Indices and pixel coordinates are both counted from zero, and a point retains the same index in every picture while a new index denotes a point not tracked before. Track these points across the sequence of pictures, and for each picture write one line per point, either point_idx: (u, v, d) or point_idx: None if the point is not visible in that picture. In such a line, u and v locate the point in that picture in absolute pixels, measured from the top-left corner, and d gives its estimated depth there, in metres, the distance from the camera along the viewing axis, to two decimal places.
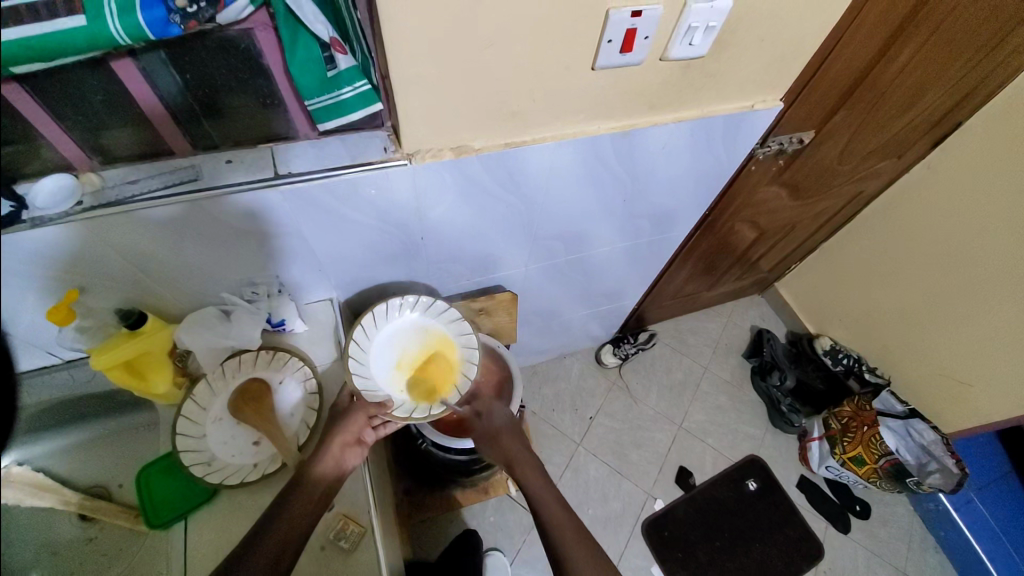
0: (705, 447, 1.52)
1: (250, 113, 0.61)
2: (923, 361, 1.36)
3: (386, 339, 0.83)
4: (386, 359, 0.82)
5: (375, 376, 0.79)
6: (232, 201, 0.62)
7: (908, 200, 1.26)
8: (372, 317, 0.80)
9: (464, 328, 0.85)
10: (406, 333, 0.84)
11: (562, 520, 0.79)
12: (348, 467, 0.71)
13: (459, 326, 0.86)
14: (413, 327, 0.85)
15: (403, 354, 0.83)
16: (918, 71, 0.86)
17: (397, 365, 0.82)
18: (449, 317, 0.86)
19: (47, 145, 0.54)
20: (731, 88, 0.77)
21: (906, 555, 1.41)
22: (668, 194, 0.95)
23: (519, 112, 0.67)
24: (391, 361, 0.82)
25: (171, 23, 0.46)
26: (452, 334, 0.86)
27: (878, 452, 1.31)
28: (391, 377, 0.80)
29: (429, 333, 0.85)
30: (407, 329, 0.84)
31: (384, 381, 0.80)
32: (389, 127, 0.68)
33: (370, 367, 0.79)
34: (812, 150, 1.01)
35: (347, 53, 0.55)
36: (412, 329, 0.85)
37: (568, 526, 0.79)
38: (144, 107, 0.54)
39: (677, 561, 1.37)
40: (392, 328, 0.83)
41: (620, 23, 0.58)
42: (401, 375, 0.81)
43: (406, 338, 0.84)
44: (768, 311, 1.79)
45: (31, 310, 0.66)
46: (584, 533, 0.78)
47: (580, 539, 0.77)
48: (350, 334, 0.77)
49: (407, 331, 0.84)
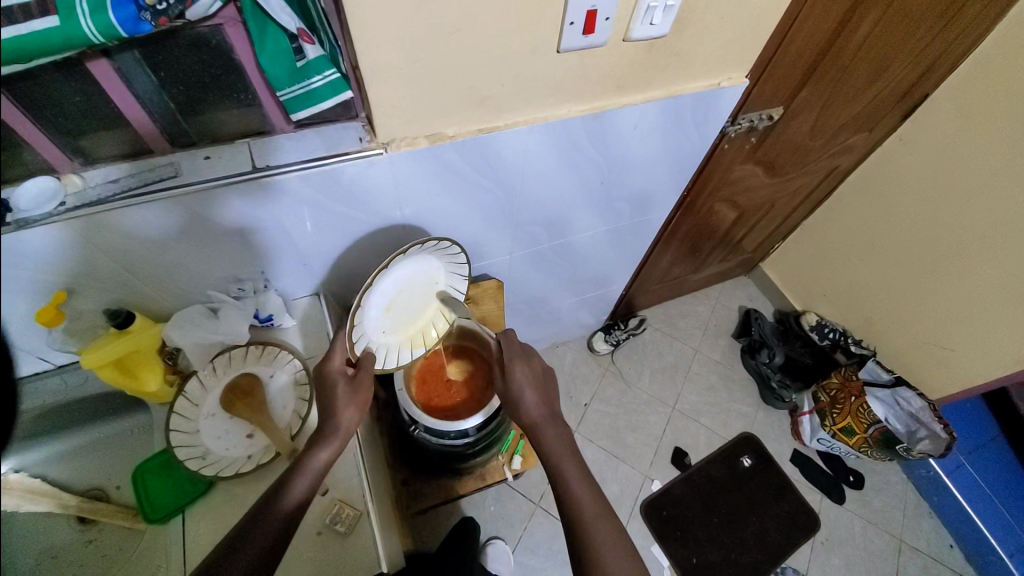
0: (699, 428, 1.54)
1: (225, 110, 0.63)
2: (906, 329, 1.39)
3: (397, 277, 0.76)
4: (383, 300, 0.76)
5: (367, 317, 0.75)
6: (211, 197, 0.63)
7: (884, 171, 1.29)
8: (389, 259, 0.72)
9: (458, 285, 0.87)
10: (411, 274, 0.78)
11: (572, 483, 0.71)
12: (345, 438, 0.69)
13: (457, 283, 0.87)
14: (420, 269, 0.80)
15: (398, 296, 0.79)
16: (880, 43, 0.88)
17: (390, 306, 0.79)
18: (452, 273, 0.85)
19: (27, 148, 0.56)
20: (697, 66, 0.79)
21: (900, 522, 1.44)
22: (645, 177, 0.98)
23: (491, 97, 0.69)
24: (387, 302, 0.77)
25: (142, 20, 0.47)
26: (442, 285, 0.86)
27: (867, 421, 1.34)
28: (380, 319, 0.78)
29: (427, 277, 0.82)
30: (415, 269, 0.78)
31: (374, 320, 0.77)
32: (364, 117, 0.69)
33: (367, 308, 0.74)
34: (783, 126, 1.03)
35: (315, 43, 0.57)
36: (417, 270, 0.79)
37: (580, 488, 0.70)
38: (122, 107, 0.56)
39: (677, 540, 1.38)
40: (407, 266, 0.77)
41: (581, 5, 0.60)
42: (387, 317, 0.79)
43: (409, 278, 0.79)
44: (755, 291, 1.82)
45: (20, 315, 0.67)
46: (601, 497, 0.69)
47: (597, 507, 0.69)
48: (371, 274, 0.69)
49: (412, 274, 0.78)
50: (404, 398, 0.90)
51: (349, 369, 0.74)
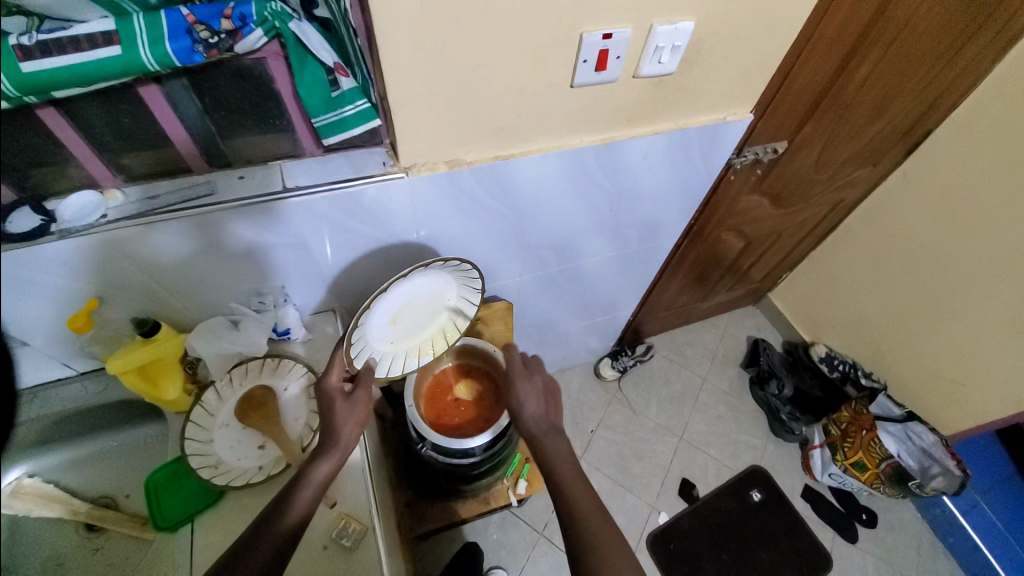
0: (707, 459, 1.52)
1: (260, 134, 0.67)
2: (917, 363, 1.38)
3: (401, 291, 0.78)
4: (384, 314, 0.78)
5: (369, 332, 0.78)
6: (241, 213, 0.67)
7: (889, 204, 1.32)
8: (391, 281, 0.73)
9: (471, 297, 0.87)
10: (414, 289, 0.80)
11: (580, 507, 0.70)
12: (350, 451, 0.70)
13: (469, 294, 0.86)
14: (425, 282, 0.80)
15: (400, 309, 0.80)
16: (880, 83, 0.93)
17: (392, 319, 0.81)
18: (463, 284, 0.85)
19: (74, 164, 0.60)
20: (703, 101, 0.83)
21: (917, 564, 1.38)
22: (653, 206, 1.01)
23: (507, 127, 0.73)
24: (388, 316, 0.79)
25: (195, 52, 0.52)
26: (452, 296, 0.86)
27: (878, 456, 1.32)
28: (383, 332, 0.80)
29: (433, 288, 0.82)
30: (419, 282, 0.79)
31: (377, 334, 0.80)
32: (388, 144, 0.74)
33: (367, 323, 0.76)
34: (787, 160, 1.07)
35: (349, 76, 0.62)
36: (421, 282, 0.80)
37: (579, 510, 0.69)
38: (167, 129, 0.61)
39: (684, 575, 1.34)
40: (411, 281, 0.78)
41: (594, 45, 0.65)
42: (390, 328, 0.81)
43: (412, 291, 0.79)
44: (763, 321, 1.82)
45: (51, 321, 0.70)
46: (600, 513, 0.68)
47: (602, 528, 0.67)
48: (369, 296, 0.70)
49: (415, 287, 0.79)
50: (414, 414, 0.90)
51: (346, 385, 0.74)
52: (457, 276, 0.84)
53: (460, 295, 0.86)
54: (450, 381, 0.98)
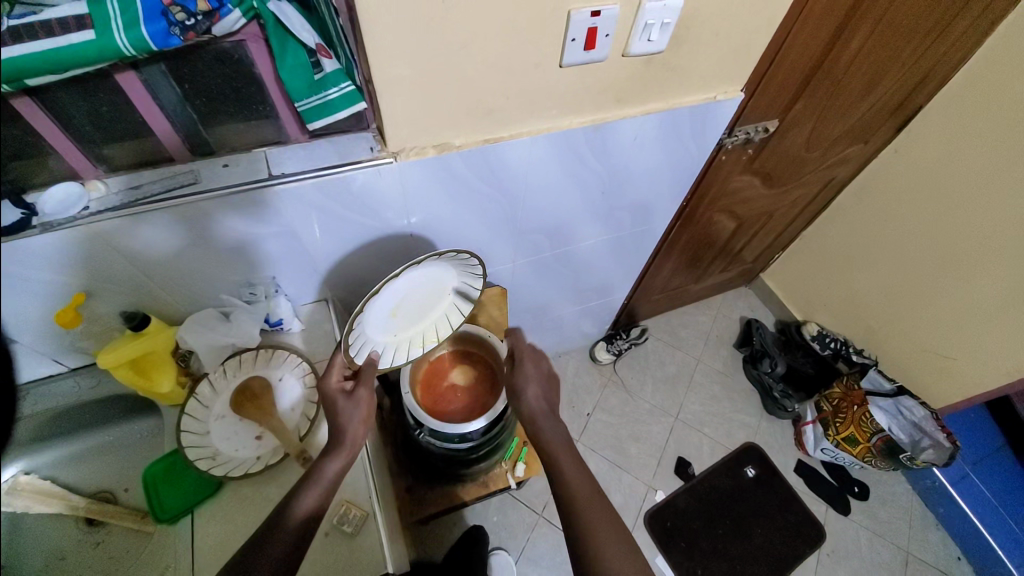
0: (702, 438, 1.54)
1: (243, 120, 0.66)
2: (906, 339, 1.40)
3: (398, 287, 0.77)
4: (382, 311, 0.78)
5: (369, 329, 0.78)
6: (228, 202, 0.66)
7: (880, 181, 1.32)
8: (385, 281, 0.72)
9: (472, 281, 0.86)
10: (412, 281, 0.79)
11: (579, 488, 0.70)
12: (358, 444, 0.70)
13: (471, 279, 0.86)
14: (421, 274, 0.79)
15: (399, 303, 0.80)
16: (869, 59, 0.92)
17: (392, 313, 0.80)
18: (463, 270, 0.84)
19: (54, 156, 0.59)
20: (694, 80, 0.82)
21: (906, 533, 1.42)
22: (645, 187, 1.01)
23: (496, 109, 0.72)
24: (386, 311, 0.79)
25: (171, 35, 0.51)
26: (453, 283, 0.86)
27: (870, 430, 1.34)
28: (383, 326, 0.80)
29: (431, 278, 0.82)
30: (415, 275, 0.78)
31: (377, 329, 0.80)
32: (375, 128, 0.72)
33: (365, 323, 0.76)
34: (778, 138, 1.06)
35: (333, 58, 0.61)
36: (418, 276, 0.79)
37: (574, 487, 0.70)
38: (147, 117, 0.59)
39: (681, 551, 1.37)
40: (407, 276, 0.77)
41: (582, 22, 0.64)
42: (391, 321, 0.81)
43: (409, 284, 0.79)
44: (757, 301, 1.84)
45: (39, 317, 0.69)
46: (597, 490, 0.69)
47: (600, 509, 0.68)
48: (363, 300, 0.70)
49: (412, 280, 0.79)
50: (410, 402, 0.90)
51: (347, 385, 0.75)
52: (457, 266, 0.83)
53: (460, 281, 0.86)
54: (446, 367, 0.99)
